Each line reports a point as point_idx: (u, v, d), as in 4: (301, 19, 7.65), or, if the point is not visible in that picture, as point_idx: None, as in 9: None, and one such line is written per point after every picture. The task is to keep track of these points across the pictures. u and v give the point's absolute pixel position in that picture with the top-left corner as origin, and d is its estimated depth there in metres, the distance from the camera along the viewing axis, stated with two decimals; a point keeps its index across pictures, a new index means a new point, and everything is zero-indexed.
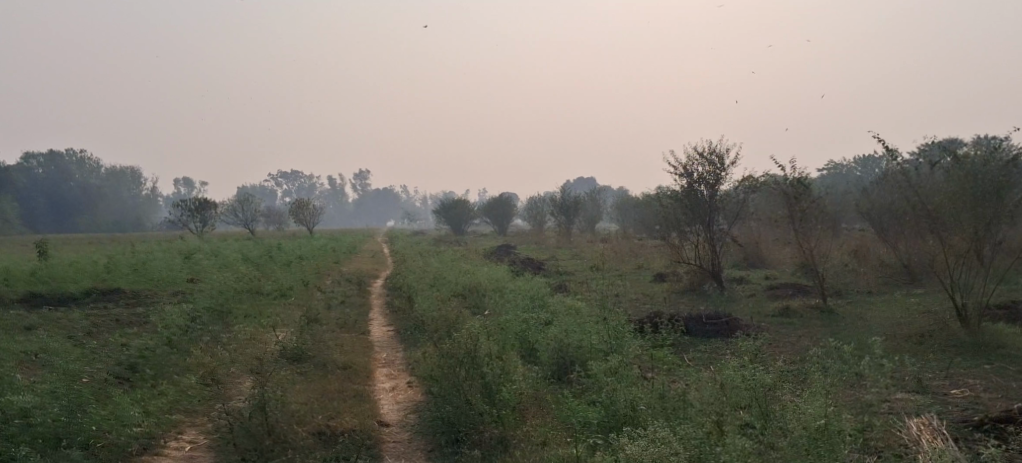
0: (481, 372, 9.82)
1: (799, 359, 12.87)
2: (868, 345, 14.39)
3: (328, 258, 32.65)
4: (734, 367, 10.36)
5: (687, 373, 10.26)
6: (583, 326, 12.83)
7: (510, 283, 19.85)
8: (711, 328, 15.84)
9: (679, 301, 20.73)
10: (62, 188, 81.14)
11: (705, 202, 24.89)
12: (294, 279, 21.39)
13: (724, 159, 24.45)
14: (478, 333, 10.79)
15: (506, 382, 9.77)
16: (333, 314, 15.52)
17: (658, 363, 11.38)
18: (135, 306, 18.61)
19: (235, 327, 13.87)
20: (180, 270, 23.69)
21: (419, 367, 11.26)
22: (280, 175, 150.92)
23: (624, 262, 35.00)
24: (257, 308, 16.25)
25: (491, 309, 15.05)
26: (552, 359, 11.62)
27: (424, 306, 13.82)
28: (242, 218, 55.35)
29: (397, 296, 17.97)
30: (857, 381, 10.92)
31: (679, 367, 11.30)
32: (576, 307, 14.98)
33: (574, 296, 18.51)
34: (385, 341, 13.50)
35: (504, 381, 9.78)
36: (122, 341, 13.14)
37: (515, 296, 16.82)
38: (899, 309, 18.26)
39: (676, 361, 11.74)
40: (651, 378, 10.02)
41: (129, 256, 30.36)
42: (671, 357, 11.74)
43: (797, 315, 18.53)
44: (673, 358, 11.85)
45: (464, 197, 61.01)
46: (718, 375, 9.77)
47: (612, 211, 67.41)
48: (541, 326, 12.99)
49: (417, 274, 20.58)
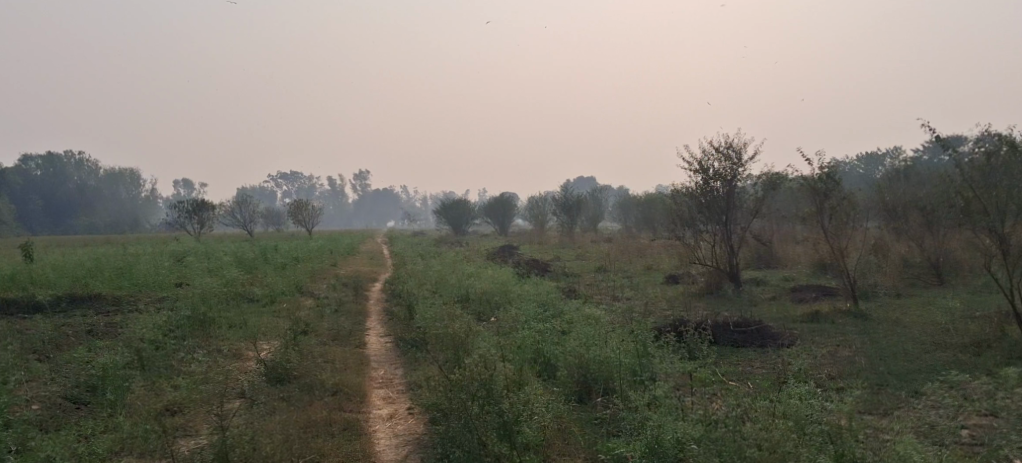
0: (498, 409, 8.47)
1: (845, 375, 11.52)
2: (914, 357, 13.04)
3: (325, 261, 31.25)
4: (782, 396, 9.03)
5: (730, 400, 8.91)
6: (604, 336, 11.47)
7: (518, 288, 18.49)
8: (739, 336, 14.50)
9: (698, 305, 19.37)
10: (60, 191, 79.78)
11: (721, 200, 23.49)
12: (286, 283, 20.02)
13: (742, 154, 23.03)
14: (490, 356, 9.44)
15: (525, 417, 8.45)
16: (324, 323, 14.14)
17: (693, 384, 10.02)
18: (114, 315, 17.26)
19: (217, 339, 12.54)
20: (167, 273, 22.31)
21: (421, 392, 9.89)
22: (279, 176, 149.62)
23: (632, 263, 33.63)
24: (243, 317, 14.88)
25: (498, 320, 13.70)
26: (572, 378, 10.29)
27: (426, 316, 12.46)
28: (239, 219, 53.99)
29: (396, 304, 16.60)
30: (925, 408, 9.59)
31: (716, 389, 9.94)
32: (592, 314, 13.64)
33: (588, 303, 17.15)
34: (382, 355, 12.16)
35: (524, 417, 8.46)
36: (87, 356, 11.80)
37: (525, 303, 15.44)
38: (939, 315, 16.89)
39: (711, 378, 10.40)
40: (690, 408, 8.70)
41: (119, 259, 29.05)
42: (708, 374, 10.36)
43: (827, 321, 17.16)
44: (707, 374, 10.47)
45: (465, 196, 59.62)
46: (774, 406, 8.43)
47: (614, 210, 66.04)
48: (558, 336, 11.62)
49: (417, 279, 19.19)
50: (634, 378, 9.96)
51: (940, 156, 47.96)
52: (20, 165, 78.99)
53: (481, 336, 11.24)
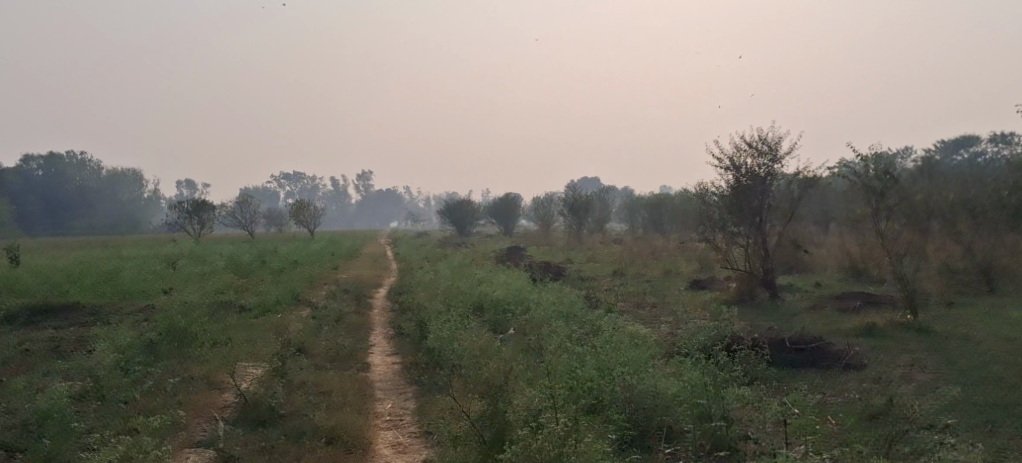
0: None
1: (937, 409, 9.74)
2: (1005, 383, 11.24)
3: (326, 264, 29.37)
4: None
5: None
6: (650, 362, 9.77)
7: (539, 297, 16.62)
8: (797, 355, 12.67)
9: (735, 316, 17.51)
10: (59, 189, 78.02)
11: (754, 199, 21.56)
12: (281, 291, 18.19)
13: (777, 148, 21.09)
14: (538, 422, 7.96)
15: None
16: (319, 342, 12.28)
17: (801, 437, 8.48)
18: (90, 328, 15.51)
19: (193, 365, 10.75)
20: (153, 278, 20.49)
21: (446, 449, 8.34)
22: (283, 177, 147.95)
23: (650, 266, 31.81)
24: (229, 334, 13.14)
25: (523, 342, 11.92)
26: (630, 423, 8.69)
27: (442, 340, 10.68)
28: (240, 220, 52.06)
29: (402, 319, 14.76)
30: None
31: (813, 442, 8.41)
32: (629, 332, 11.85)
33: (617, 316, 15.33)
34: (390, 383, 10.45)
35: None
36: (38, 385, 10.02)
37: (551, 322, 13.60)
38: (1009, 329, 15.10)
39: (809, 426, 8.83)
40: None
41: (108, 263, 27.27)
42: (810, 423, 8.79)
43: (885, 335, 15.28)
44: (802, 422, 8.88)
45: (470, 196, 57.76)
46: None
47: (622, 212, 64.13)
48: (598, 358, 9.92)
49: (425, 288, 17.35)
50: (711, 430, 8.39)
51: (954, 155, 46.06)
52: (20, 165, 76.98)
53: (511, 370, 9.55)
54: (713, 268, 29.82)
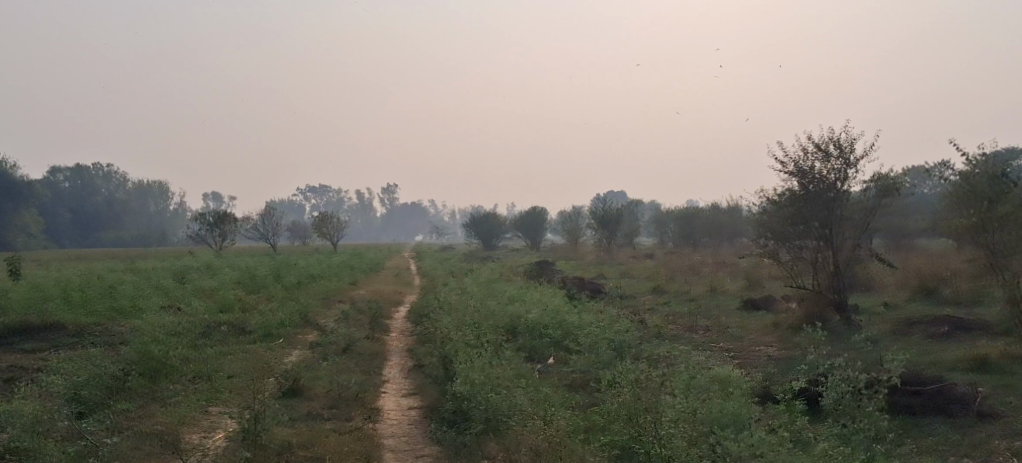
0: None
1: None
2: None
3: (344, 279, 27.02)
4: None
5: None
6: (737, 429, 7.53)
7: (582, 320, 14.17)
8: (915, 400, 10.13)
9: (810, 344, 15.01)
10: (86, 201, 76.74)
11: (823, 208, 18.81)
12: (286, 310, 15.88)
13: (850, 151, 18.45)
14: None
15: None
16: (319, 378, 9.97)
17: None
18: (62, 353, 13.34)
19: (154, 417, 8.65)
20: (149, 292, 18.31)
21: None
22: (308, 190, 146.69)
23: (694, 282, 29.21)
24: (212, 367, 10.90)
25: (569, 396, 9.60)
26: None
27: (472, 392, 8.43)
28: (262, 233, 50.01)
29: (425, 349, 12.34)
30: None
31: None
32: (704, 372, 9.45)
33: (678, 347, 12.86)
34: (401, 441, 8.22)
35: None
36: None
37: (602, 360, 11.13)
38: None
39: None
40: None
41: (113, 276, 25.19)
42: None
43: (1002, 370, 12.68)
44: None
45: (496, 208, 55.47)
46: None
47: (652, 226, 61.52)
48: (669, 422, 7.68)
49: (450, 310, 14.98)
50: None
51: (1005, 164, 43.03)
52: (48, 178, 75.76)
53: (559, 443, 7.38)
54: (764, 286, 27.09)
